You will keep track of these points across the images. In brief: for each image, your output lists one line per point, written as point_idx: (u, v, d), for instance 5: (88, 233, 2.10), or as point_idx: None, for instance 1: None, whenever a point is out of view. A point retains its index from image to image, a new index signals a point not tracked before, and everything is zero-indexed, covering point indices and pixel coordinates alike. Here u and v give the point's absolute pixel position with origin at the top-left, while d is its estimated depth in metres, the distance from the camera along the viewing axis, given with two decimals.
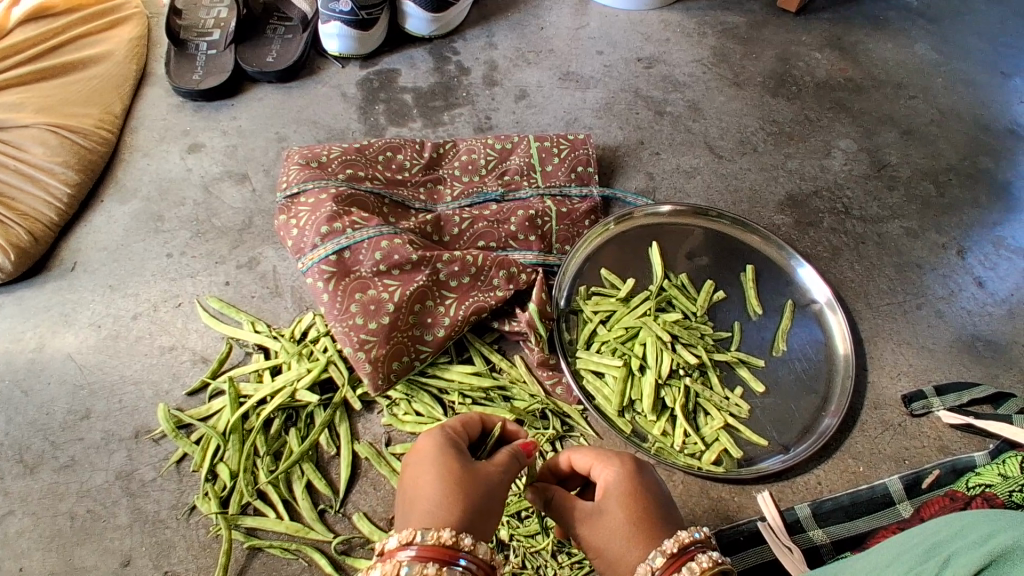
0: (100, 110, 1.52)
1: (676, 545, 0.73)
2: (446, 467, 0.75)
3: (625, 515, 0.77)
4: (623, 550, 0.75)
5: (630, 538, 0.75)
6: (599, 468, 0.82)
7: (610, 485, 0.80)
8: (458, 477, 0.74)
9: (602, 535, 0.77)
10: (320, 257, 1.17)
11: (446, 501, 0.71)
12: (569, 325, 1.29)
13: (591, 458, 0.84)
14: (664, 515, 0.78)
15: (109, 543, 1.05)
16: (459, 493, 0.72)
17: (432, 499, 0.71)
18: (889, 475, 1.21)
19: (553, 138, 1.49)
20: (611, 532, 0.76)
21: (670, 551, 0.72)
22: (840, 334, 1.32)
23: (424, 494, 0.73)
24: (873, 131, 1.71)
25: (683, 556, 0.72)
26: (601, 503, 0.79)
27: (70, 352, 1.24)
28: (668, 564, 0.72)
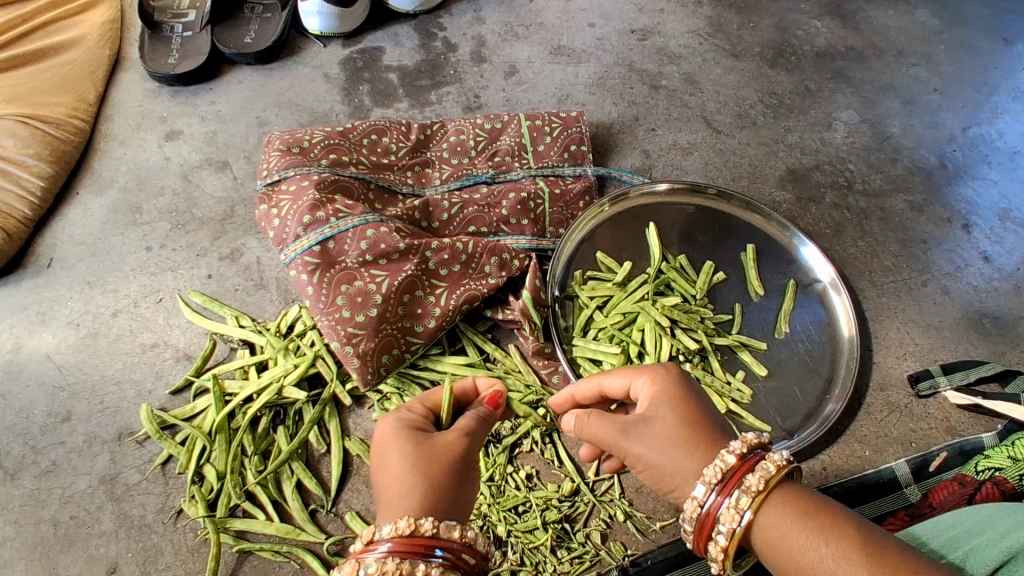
0: (73, 98, 1.46)
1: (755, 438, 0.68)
2: (406, 453, 0.71)
3: (678, 421, 0.71)
4: (679, 457, 0.69)
5: (683, 445, 0.70)
6: (640, 381, 0.76)
7: (655, 395, 0.74)
8: (425, 455, 0.70)
9: (651, 443, 0.71)
10: (304, 249, 1.12)
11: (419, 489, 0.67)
12: (565, 311, 1.25)
13: (628, 374, 0.78)
14: (712, 420, 0.73)
15: (94, 550, 1.02)
16: (431, 469, 0.69)
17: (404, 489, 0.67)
18: (895, 458, 1.18)
19: (545, 116, 1.43)
20: (663, 440, 0.71)
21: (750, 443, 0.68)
22: (845, 314, 1.27)
23: (395, 479, 0.68)
24: (875, 101, 1.65)
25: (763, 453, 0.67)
26: (646, 414, 0.73)
27: (49, 352, 1.19)
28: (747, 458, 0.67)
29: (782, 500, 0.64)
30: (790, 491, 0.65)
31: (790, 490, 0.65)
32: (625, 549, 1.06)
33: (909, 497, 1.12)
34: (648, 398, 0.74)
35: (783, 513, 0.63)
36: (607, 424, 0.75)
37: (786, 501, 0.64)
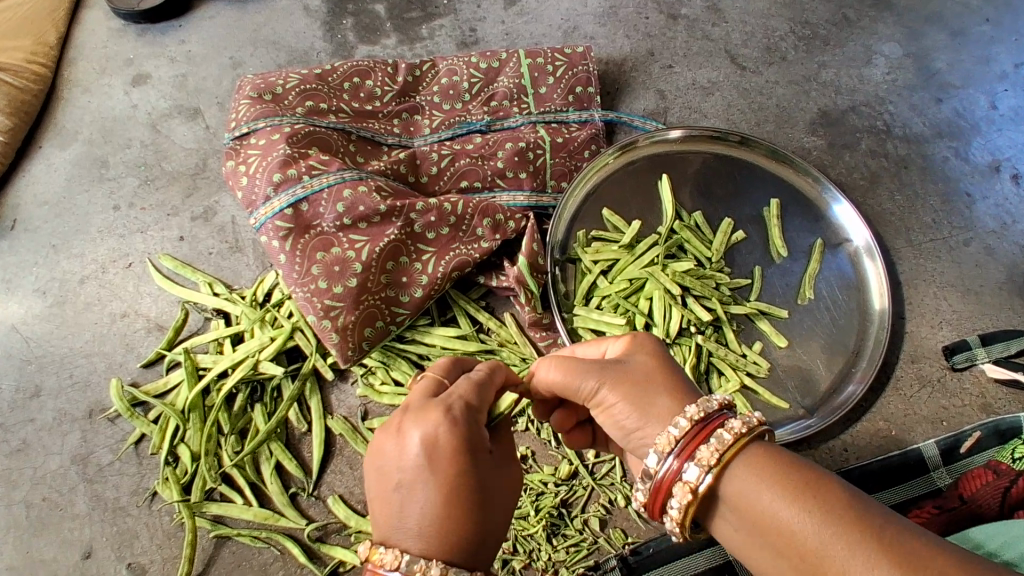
0: (32, 41, 1.34)
1: (695, 416, 0.56)
2: (454, 475, 0.55)
3: (651, 361, 0.63)
4: (650, 393, 0.60)
5: (648, 379, 0.61)
6: (611, 342, 0.68)
7: (625, 343, 0.66)
8: (460, 457, 0.57)
9: (619, 383, 0.61)
10: (275, 212, 1.01)
11: (447, 500, 0.54)
12: (566, 276, 1.14)
13: (595, 340, 0.70)
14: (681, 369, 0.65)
15: (68, 533, 0.98)
16: (464, 483, 0.55)
17: (427, 489, 0.54)
18: (924, 439, 1.09)
19: (548, 52, 1.27)
20: (637, 379, 0.61)
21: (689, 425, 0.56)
22: (877, 279, 1.14)
23: (415, 472, 0.55)
24: (922, 31, 1.45)
25: (703, 432, 0.55)
26: (619, 358, 0.63)
27: (16, 322, 1.13)
28: (685, 444, 0.55)
29: (743, 472, 0.52)
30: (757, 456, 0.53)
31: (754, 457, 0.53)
32: (626, 536, 1.00)
33: (938, 482, 1.03)
34: (618, 349, 0.66)
35: (746, 486, 0.52)
36: (574, 364, 0.64)
37: (744, 468, 0.53)
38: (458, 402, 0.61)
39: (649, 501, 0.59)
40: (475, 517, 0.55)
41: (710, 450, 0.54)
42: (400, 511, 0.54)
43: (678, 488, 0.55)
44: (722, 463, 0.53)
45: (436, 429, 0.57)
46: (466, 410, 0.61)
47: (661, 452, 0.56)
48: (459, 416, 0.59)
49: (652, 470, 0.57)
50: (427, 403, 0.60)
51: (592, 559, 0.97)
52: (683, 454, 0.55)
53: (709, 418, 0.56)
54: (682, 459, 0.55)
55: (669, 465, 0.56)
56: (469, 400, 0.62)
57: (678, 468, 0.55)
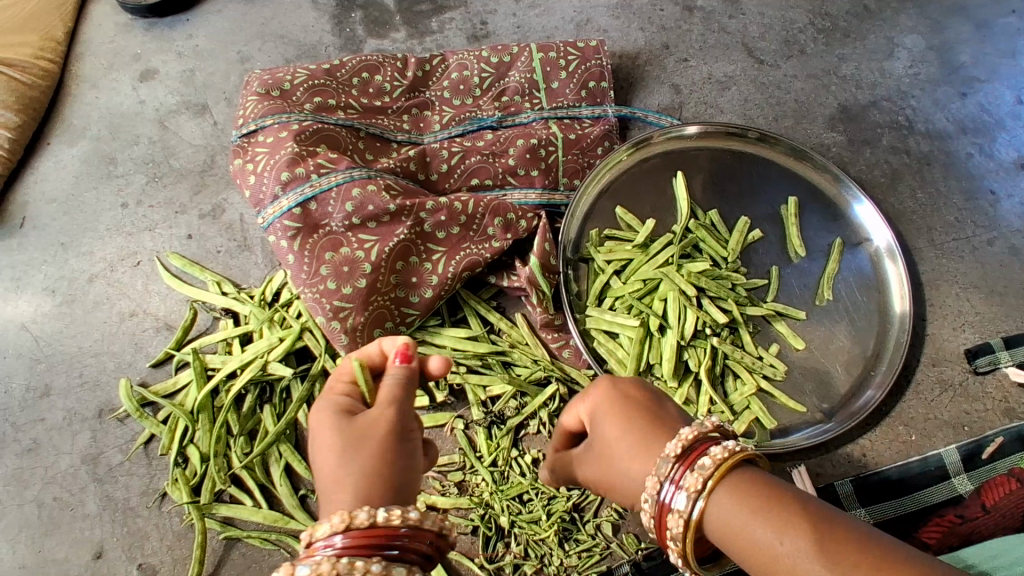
0: (40, 37, 1.32)
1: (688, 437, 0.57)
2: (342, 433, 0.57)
3: (614, 413, 0.64)
4: (622, 467, 0.62)
5: (619, 442, 0.62)
6: (580, 406, 0.70)
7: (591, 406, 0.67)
8: (341, 427, 0.58)
9: (601, 461, 0.65)
10: (283, 211, 0.99)
11: (342, 465, 0.55)
12: (578, 276, 1.12)
13: (572, 404, 0.73)
14: (656, 406, 0.64)
15: (78, 534, 0.98)
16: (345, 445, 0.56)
17: (326, 468, 0.55)
18: (944, 445, 1.06)
19: (561, 46, 1.25)
20: (607, 448, 0.64)
21: (683, 444, 0.56)
22: (897, 280, 1.12)
23: (318, 465, 0.56)
24: (945, 22, 1.41)
25: (699, 451, 0.56)
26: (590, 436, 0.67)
27: (25, 321, 1.12)
28: (681, 462, 0.56)
29: (727, 494, 0.52)
30: (739, 480, 0.53)
31: (736, 481, 0.53)
32: (638, 542, 0.98)
33: (958, 489, 0.99)
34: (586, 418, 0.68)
35: (726, 510, 0.52)
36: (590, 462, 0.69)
37: (727, 495, 0.52)
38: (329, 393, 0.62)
39: (656, 528, 0.58)
40: (370, 465, 0.55)
41: (706, 467, 0.54)
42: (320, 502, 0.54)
43: (680, 510, 0.54)
44: (709, 487, 0.53)
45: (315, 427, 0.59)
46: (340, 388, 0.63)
47: (661, 474, 0.56)
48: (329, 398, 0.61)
49: (654, 492, 0.57)
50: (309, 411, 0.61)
51: (605, 564, 0.96)
52: (680, 474, 0.55)
53: (701, 439, 0.57)
54: (679, 480, 0.55)
55: (664, 493, 0.56)
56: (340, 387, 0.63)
57: (676, 487, 0.55)
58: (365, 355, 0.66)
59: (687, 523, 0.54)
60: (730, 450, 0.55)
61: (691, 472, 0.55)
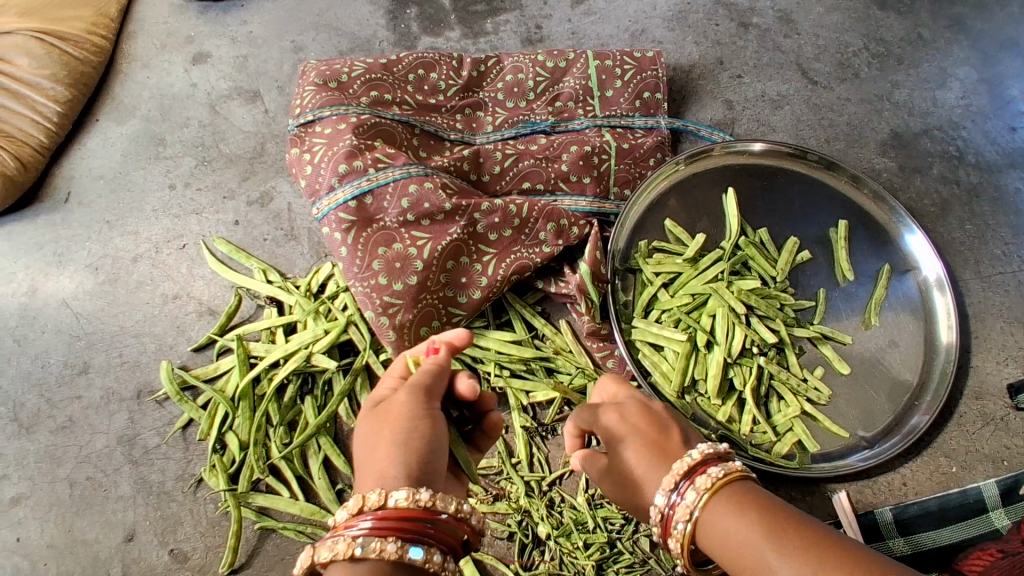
0: (94, 12, 1.31)
1: (690, 458, 0.62)
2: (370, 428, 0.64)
3: (638, 461, 0.67)
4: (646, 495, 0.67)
5: (642, 477, 0.66)
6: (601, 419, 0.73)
7: (612, 432, 0.71)
8: (370, 416, 0.67)
9: (621, 480, 0.69)
10: (339, 203, 0.98)
11: (370, 446, 0.63)
12: (625, 286, 1.11)
13: (589, 409, 0.76)
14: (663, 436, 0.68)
15: (110, 515, 0.97)
16: (372, 429, 0.64)
17: (361, 454, 0.63)
18: (984, 478, 1.05)
19: (617, 54, 1.24)
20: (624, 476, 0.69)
21: (681, 471, 0.62)
22: (945, 313, 1.11)
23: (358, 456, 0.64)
24: (999, 56, 1.40)
25: (697, 469, 0.61)
26: (611, 451, 0.71)
27: (66, 297, 1.11)
28: (681, 483, 0.61)
29: (722, 505, 0.58)
30: (737, 496, 0.59)
31: (732, 494, 0.59)
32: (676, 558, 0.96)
33: (995, 523, 0.98)
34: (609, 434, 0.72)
35: (722, 518, 0.58)
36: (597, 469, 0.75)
37: (723, 500, 0.59)
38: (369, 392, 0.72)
39: (660, 535, 0.64)
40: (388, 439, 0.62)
41: (699, 489, 0.60)
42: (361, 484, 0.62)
43: (677, 524, 0.60)
44: (706, 497, 0.59)
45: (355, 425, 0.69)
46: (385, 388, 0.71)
47: (663, 493, 0.62)
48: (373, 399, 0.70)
49: (658, 507, 0.62)
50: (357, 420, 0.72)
51: None
52: (678, 492, 0.61)
53: (708, 458, 0.62)
54: (677, 497, 0.61)
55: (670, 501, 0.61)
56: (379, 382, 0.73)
57: (675, 507, 0.61)
58: (413, 354, 0.75)
59: (683, 536, 0.60)
60: (722, 472, 0.60)
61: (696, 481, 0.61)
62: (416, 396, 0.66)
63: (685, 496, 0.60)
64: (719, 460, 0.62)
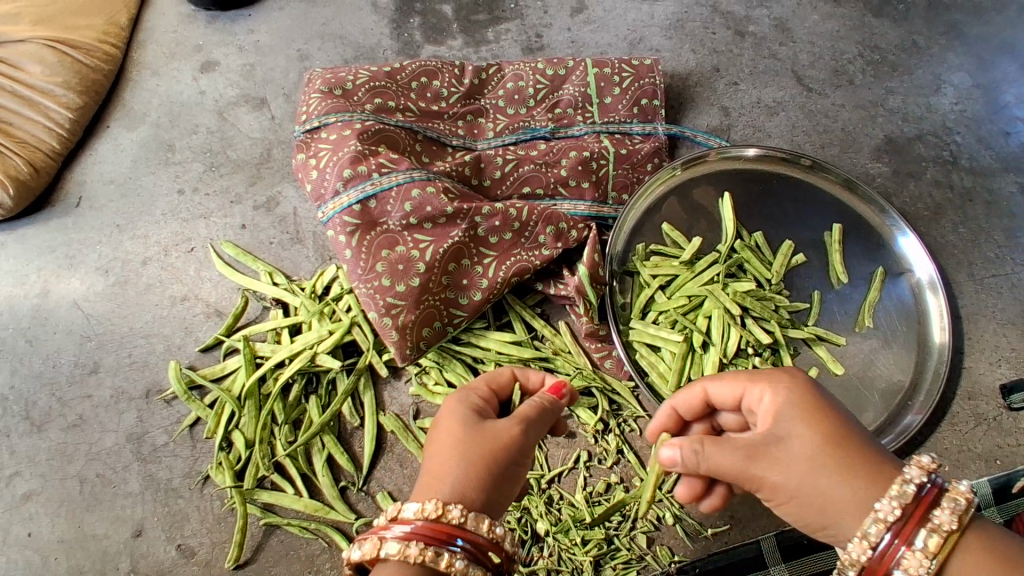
0: (106, 22, 1.35)
1: (913, 487, 0.56)
2: (471, 435, 0.65)
3: (818, 444, 0.59)
4: (827, 482, 0.58)
5: (830, 477, 0.58)
6: (756, 392, 0.65)
7: (778, 409, 0.62)
8: (470, 413, 0.68)
9: (779, 465, 0.60)
10: (343, 207, 1.01)
11: (459, 441, 0.64)
12: (623, 288, 1.13)
13: (733, 382, 0.68)
14: (842, 424, 0.61)
15: (119, 511, 0.99)
16: (470, 429, 0.66)
17: (448, 440, 0.65)
18: (977, 477, 1.07)
19: (615, 62, 1.26)
20: (794, 460, 0.60)
21: (906, 507, 0.55)
22: (938, 314, 1.12)
23: (440, 438, 0.66)
24: (992, 62, 1.43)
25: (922, 507, 0.55)
26: (771, 433, 0.62)
27: (77, 299, 1.14)
28: (906, 520, 0.55)
29: (966, 558, 0.53)
30: (978, 545, 0.54)
31: (971, 546, 0.54)
32: (672, 555, 0.98)
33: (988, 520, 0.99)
34: (768, 413, 0.63)
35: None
36: (730, 451, 0.63)
37: (969, 555, 0.53)
38: (466, 387, 0.74)
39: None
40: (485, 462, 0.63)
41: (937, 531, 0.54)
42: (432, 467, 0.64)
43: (902, 569, 0.54)
44: (947, 548, 0.53)
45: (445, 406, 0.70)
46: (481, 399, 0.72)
47: (879, 524, 0.55)
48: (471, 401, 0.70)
49: (866, 545, 0.56)
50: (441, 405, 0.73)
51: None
52: (904, 533, 0.55)
53: (932, 495, 0.56)
54: (906, 539, 0.55)
55: (888, 542, 0.55)
56: (480, 386, 0.74)
57: (899, 550, 0.55)
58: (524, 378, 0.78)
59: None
60: (960, 510, 0.54)
61: (928, 520, 0.54)
62: (523, 427, 0.67)
63: (918, 539, 0.54)
64: (946, 492, 0.56)
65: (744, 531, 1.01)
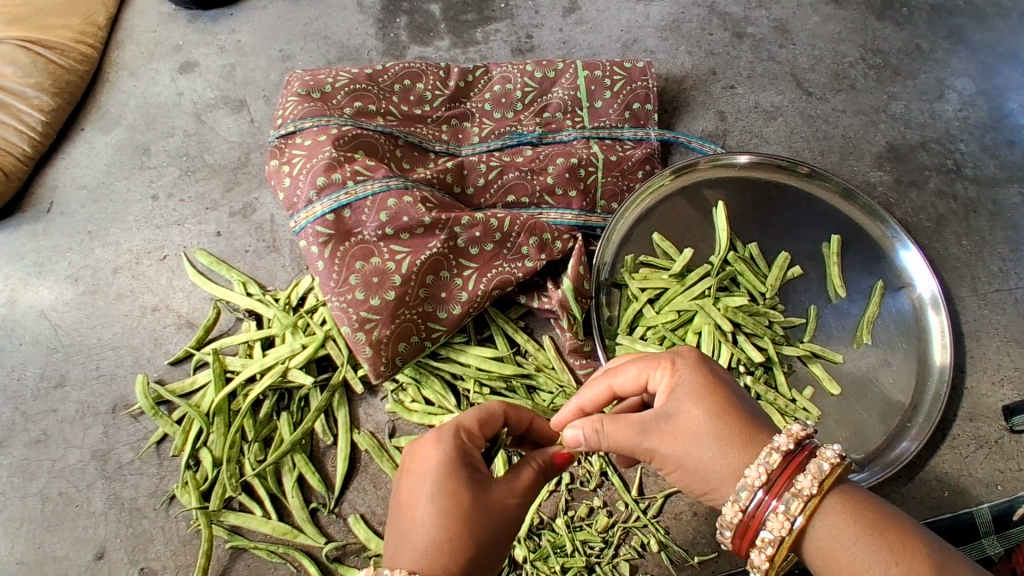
0: (82, 21, 1.31)
1: (781, 451, 0.55)
2: (457, 503, 0.59)
3: (711, 417, 0.59)
4: (713, 452, 0.58)
5: (719, 447, 0.57)
6: (655, 372, 0.64)
7: (673, 388, 0.62)
8: (463, 474, 0.61)
9: (677, 440, 0.59)
10: (316, 217, 0.97)
11: (450, 513, 0.58)
12: (610, 301, 1.09)
13: (632, 367, 0.65)
14: (736, 400, 0.61)
15: (82, 532, 0.96)
16: (466, 498, 0.59)
17: (437, 507, 0.59)
18: (978, 503, 1.02)
19: (607, 65, 1.22)
20: (682, 432, 0.59)
21: (772, 469, 0.55)
22: (940, 336, 1.07)
23: (426, 498, 0.60)
24: (998, 68, 1.37)
25: (790, 470, 0.55)
26: (666, 409, 0.61)
27: (45, 309, 1.11)
28: (773, 482, 0.55)
29: (829, 516, 0.53)
30: (843, 503, 0.54)
31: (835, 503, 0.54)
32: None
33: (988, 550, 0.96)
34: (666, 392, 0.62)
35: (829, 536, 0.53)
36: (627, 427, 0.61)
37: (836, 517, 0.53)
38: (460, 425, 0.65)
39: (735, 539, 0.58)
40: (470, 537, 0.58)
41: (799, 495, 0.54)
42: (413, 535, 0.58)
43: (768, 530, 0.55)
44: (810, 508, 0.53)
45: (435, 451, 0.62)
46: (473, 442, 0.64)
47: (748, 489, 0.56)
48: (463, 447, 0.63)
49: (738, 508, 0.56)
50: (425, 436, 0.65)
51: None
52: (771, 494, 0.55)
53: (796, 451, 0.56)
54: (772, 499, 0.55)
55: (756, 502, 0.55)
56: (475, 426, 0.65)
57: (766, 511, 0.55)
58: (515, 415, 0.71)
59: (774, 545, 0.55)
60: (822, 474, 0.54)
61: (794, 481, 0.54)
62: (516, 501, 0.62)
63: (782, 501, 0.54)
64: (814, 453, 0.56)
65: (732, 559, 0.97)
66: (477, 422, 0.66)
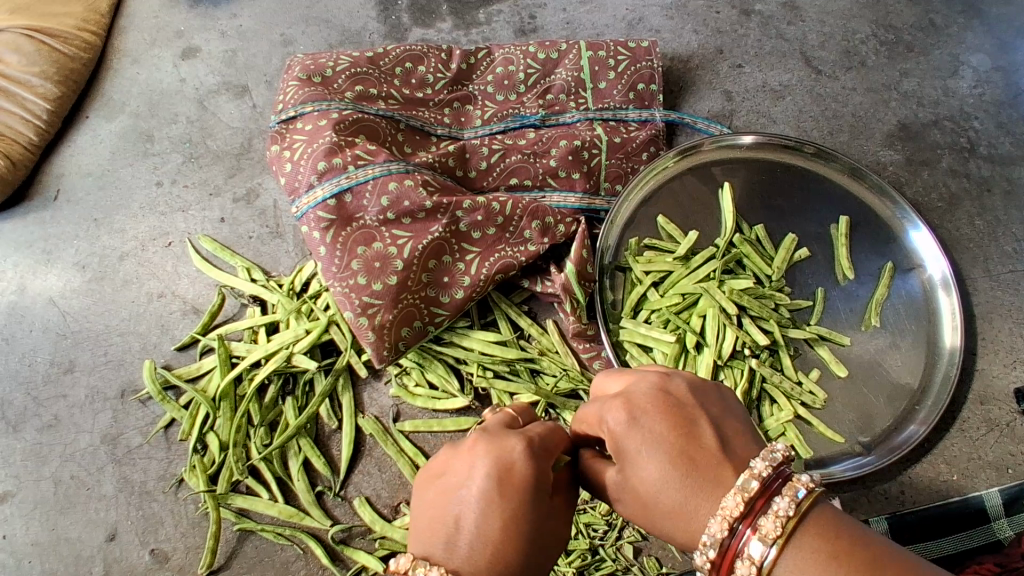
0: (84, 8, 1.31)
1: (755, 479, 0.50)
2: (521, 514, 0.51)
3: (661, 487, 0.52)
4: (667, 528, 0.53)
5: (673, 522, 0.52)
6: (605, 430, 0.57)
7: (617, 452, 0.55)
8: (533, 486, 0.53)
9: (636, 509, 0.55)
10: (317, 202, 0.97)
11: (509, 534, 0.50)
12: (613, 285, 1.08)
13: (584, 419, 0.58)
14: (697, 447, 0.53)
15: (93, 514, 0.98)
16: (524, 516, 0.51)
17: (497, 520, 0.50)
18: (987, 487, 1.01)
19: (611, 45, 1.20)
20: (636, 501, 0.54)
21: (734, 512, 0.49)
22: (950, 316, 1.06)
23: (484, 502, 0.51)
24: (1014, 43, 1.33)
25: (756, 506, 0.49)
26: (618, 476, 0.56)
27: (54, 295, 1.12)
28: (746, 512, 0.49)
29: (796, 552, 0.46)
30: (810, 534, 0.47)
31: (801, 537, 0.47)
32: (660, 565, 0.95)
33: (997, 533, 0.95)
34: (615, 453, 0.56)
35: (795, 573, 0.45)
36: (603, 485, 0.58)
37: (807, 546, 0.46)
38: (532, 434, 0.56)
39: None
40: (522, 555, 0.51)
41: (772, 525, 0.47)
42: (456, 536, 0.50)
43: (740, 569, 0.48)
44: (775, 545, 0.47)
45: (513, 457, 0.54)
46: (543, 450, 0.56)
47: (720, 521, 0.49)
48: (534, 453, 0.55)
49: (707, 551, 0.50)
50: (497, 434, 0.56)
51: None
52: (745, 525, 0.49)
53: (769, 480, 0.50)
54: (745, 531, 0.48)
55: (728, 535, 0.49)
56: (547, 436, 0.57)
57: (738, 544, 0.48)
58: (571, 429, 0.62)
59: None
60: (798, 501, 0.48)
61: (769, 509, 0.48)
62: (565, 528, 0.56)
63: (755, 532, 0.48)
64: (788, 480, 0.50)
65: None
66: (547, 435, 0.58)
